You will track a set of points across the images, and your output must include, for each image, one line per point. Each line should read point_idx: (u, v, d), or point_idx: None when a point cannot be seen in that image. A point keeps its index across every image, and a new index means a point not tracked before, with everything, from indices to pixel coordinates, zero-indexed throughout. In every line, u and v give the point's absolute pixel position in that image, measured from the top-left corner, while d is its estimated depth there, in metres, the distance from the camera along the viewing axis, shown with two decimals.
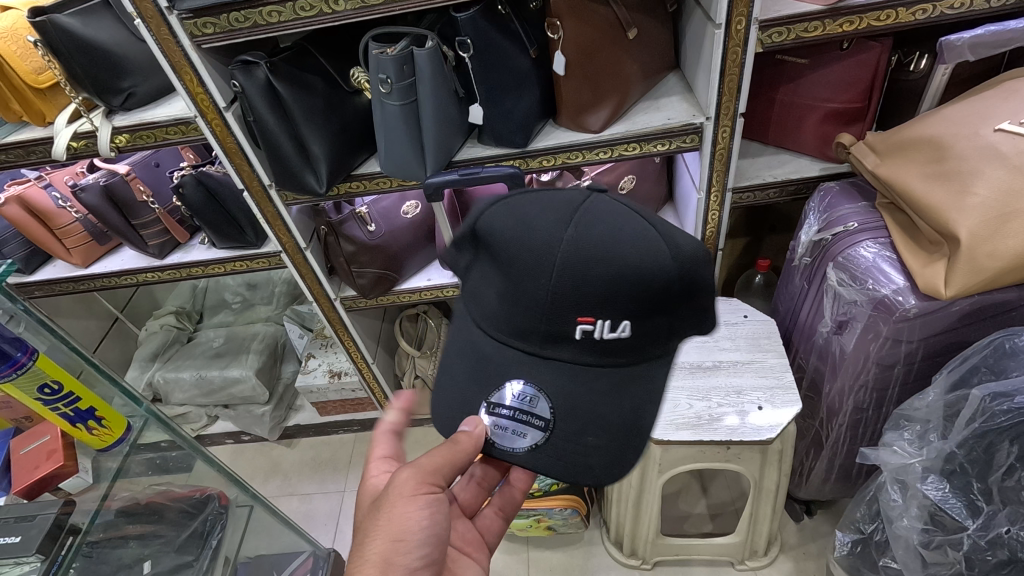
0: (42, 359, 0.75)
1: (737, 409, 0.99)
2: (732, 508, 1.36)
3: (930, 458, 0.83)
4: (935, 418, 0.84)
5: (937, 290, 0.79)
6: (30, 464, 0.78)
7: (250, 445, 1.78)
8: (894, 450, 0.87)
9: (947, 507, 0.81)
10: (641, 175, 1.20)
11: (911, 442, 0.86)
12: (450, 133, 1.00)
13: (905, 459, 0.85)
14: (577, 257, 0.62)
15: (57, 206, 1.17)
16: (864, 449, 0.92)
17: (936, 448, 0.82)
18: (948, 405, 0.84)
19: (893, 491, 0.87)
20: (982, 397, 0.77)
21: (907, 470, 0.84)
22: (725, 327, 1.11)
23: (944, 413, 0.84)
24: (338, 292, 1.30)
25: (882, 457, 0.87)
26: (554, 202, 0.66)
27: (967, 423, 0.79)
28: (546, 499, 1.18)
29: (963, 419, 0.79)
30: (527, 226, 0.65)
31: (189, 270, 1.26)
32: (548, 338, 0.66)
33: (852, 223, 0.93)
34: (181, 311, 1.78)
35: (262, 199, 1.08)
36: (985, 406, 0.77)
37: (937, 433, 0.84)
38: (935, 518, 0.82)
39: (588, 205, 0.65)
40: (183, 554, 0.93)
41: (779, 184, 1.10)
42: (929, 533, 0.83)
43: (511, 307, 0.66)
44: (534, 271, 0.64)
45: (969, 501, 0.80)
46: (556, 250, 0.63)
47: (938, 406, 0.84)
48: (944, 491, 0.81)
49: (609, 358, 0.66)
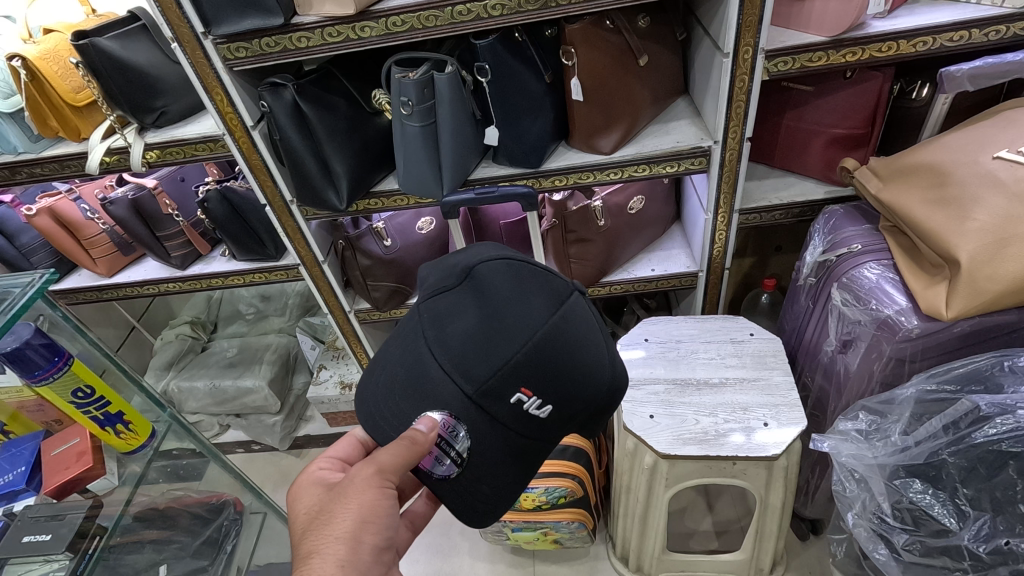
0: (76, 364, 0.78)
1: (743, 426, 1.00)
2: (737, 525, 1.38)
3: (891, 453, 0.81)
4: (902, 412, 0.83)
5: (939, 312, 0.80)
6: (58, 464, 0.79)
7: (260, 454, 1.80)
8: (848, 441, 0.86)
9: (932, 511, 0.77)
10: (651, 195, 1.24)
11: (867, 434, 0.85)
12: (467, 154, 1.04)
13: (860, 451, 0.84)
14: (487, 390, 0.66)
15: (85, 218, 1.22)
16: (811, 437, 0.89)
17: (897, 444, 0.81)
18: (920, 405, 0.81)
19: (847, 483, 0.86)
20: (977, 406, 0.74)
21: (861, 462, 0.84)
22: (732, 344, 1.14)
23: (914, 411, 0.82)
24: (352, 305, 1.33)
25: (835, 445, 0.86)
26: (490, 307, 0.69)
27: (947, 427, 0.77)
28: (555, 511, 1.18)
29: (937, 424, 0.77)
30: (516, 328, 0.68)
31: (210, 280, 1.29)
32: (485, 389, 0.66)
33: (857, 244, 0.96)
34: (196, 321, 1.82)
35: (283, 213, 1.13)
36: (978, 414, 0.74)
37: (897, 428, 0.82)
38: (916, 519, 0.79)
39: (529, 320, 0.68)
40: (198, 558, 0.97)
41: (785, 206, 1.12)
42: (910, 535, 0.79)
43: (517, 377, 0.67)
44: (507, 358, 0.67)
45: (954, 507, 0.76)
46: (482, 391, 0.66)
47: (910, 403, 0.82)
48: (926, 493, 0.78)
49: (528, 427, 0.68)
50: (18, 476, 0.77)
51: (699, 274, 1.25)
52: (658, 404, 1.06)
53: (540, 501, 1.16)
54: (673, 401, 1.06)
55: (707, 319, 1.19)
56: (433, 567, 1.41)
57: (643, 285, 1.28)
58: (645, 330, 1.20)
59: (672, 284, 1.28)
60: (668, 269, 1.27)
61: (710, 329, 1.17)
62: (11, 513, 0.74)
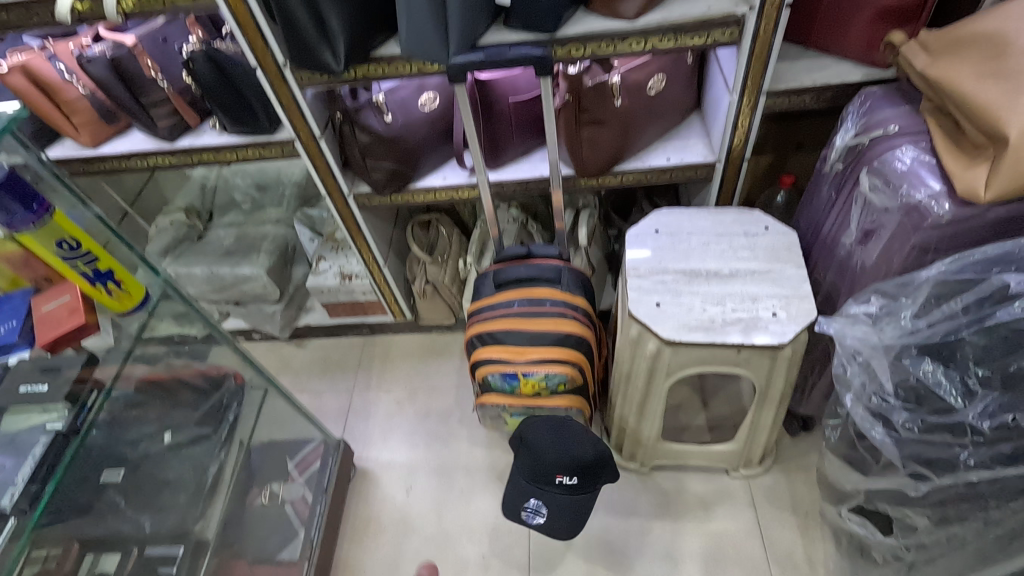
0: (57, 215, 0.79)
1: (751, 315, 0.99)
2: (730, 421, 1.41)
3: (901, 335, 0.79)
4: (918, 294, 0.79)
5: (977, 194, 0.76)
6: (51, 317, 0.80)
7: (260, 343, 1.80)
8: (854, 324, 0.85)
9: (938, 389, 0.75)
10: (673, 76, 1.14)
11: (876, 318, 0.83)
12: (477, 16, 0.93)
13: (866, 333, 0.83)
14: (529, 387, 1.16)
15: (62, 79, 1.13)
16: (818, 320, 0.89)
17: (908, 326, 0.79)
18: (941, 286, 0.77)
19: (849, 365, 0.86)
20: (1006, 284, 0.71)
21: (865, 344, 0.83)
22: (745, 237, 1.09)
23: (932, 292, 0.78)
24: (352, 188, 1.28)
25: (840, 328, 0.85)
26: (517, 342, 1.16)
27: (969, 306, 0.74)
28: (554, 397, 1.19)
29: (959, 304, 0.74)
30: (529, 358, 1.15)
31: (201, 155, 1.22)
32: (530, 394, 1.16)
33: (893, 126, 0.89)
34: (191, 209, 1.75)
35: (277, 80, 1.05)
36: (1005, 292, 0.71)
37: (910, 311, 0.80)
38: (920, 397, 0.78)
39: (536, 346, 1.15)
40: (201, 427, 1.03)
41: (818, 89, 1.04)
42: (911, 414, 0.79)
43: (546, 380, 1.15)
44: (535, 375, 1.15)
45: (963, 385, 0.73)
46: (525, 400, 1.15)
47: (929, 285, 0.78)
48: (935, 371, 0.76)
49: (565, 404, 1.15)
50: (10, 329, 0.77)
51: (716, 164, 1.19)
52: (666, 293, 1.03)
53: (540, 386, 1.17)
54: (680, 290, 1.03)
55: (721, 212, 1.14)
56: (433, 451, 1.45)
57: (657, 175, 1.22)
58: (655, 221, 1.15)
59: (687, 175, 1.22)
60: (684, 159, 1.20)
61: (723, 222, 1.13)
62: (7, 364, 0.76)
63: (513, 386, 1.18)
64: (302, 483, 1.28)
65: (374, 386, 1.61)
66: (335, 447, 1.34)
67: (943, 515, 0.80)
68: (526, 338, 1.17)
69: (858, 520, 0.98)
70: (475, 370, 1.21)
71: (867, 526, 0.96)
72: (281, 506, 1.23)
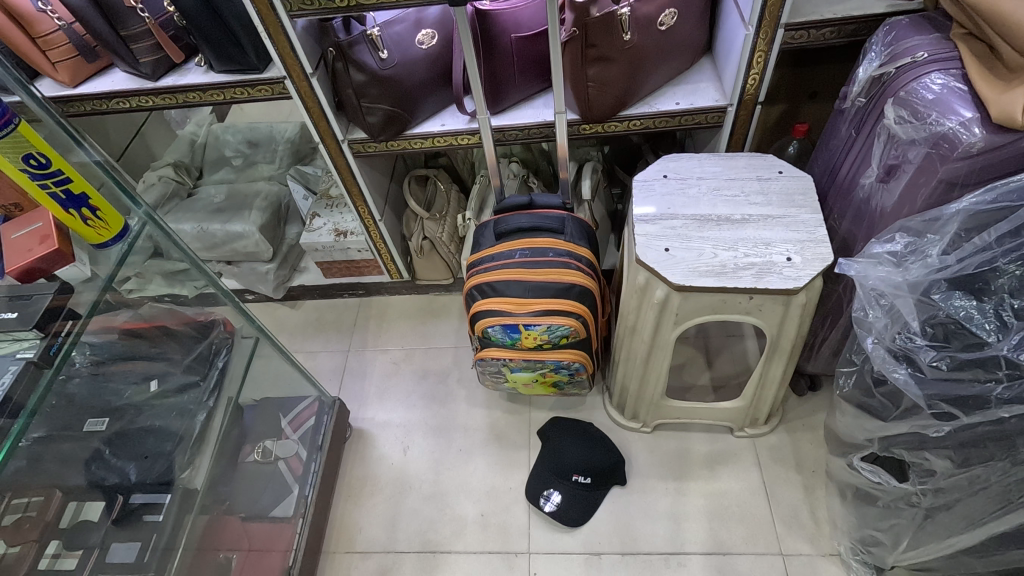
0: (21, 125, 0.74)
1: (765, 260, 0.94)
2: (735, 381, 1.37)
3: (929, 271, 0.77)
4: (946, 231, 0.78)
5: (1014, 118, 0.71)
6: (23, 245, 0.78)
7: (253, 305, 1.75)
8: (877, 265, 0.83)
9: (970, 324, 0.73)
10: (684, 11, 1.08)
11: (900, 257, 0.81)
12: None
13: (890, 274, 0.81)
14: None
15: (36, 9, 1.08)
16: (840, 262, 0.87)
17: (937, 262, 0.77)
18: (971, 220, 0.76)
19: (871, 307, 0.83)
20: None
21: (888, 285, 0.81)
22: (757, 181, 1.04)
23: (962, 226, 0.77)
24: (347, 133, 1.22)
25: (863, 269, 0.83)
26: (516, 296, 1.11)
27: (1004, 237, 0.71)
28: (556, 351, 1.15)
29: (992, 236, 0.72)
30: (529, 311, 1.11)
31: (186, 95, 1.16)
32: None
33: (921, 53, 0.83)
34: (179, 164, 1.70)
35: (265, 8, 0.99)
36: None
37: (937, 248, 0.78)
38: (949, 333, 0.75)
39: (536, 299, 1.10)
40: (189, 375, 1.00)
41: (838, 22, 0.99)
42: (939, 351, 0.75)
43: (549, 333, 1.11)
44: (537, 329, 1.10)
45: (997, 317, 0.71)
46: None
47: (958, 219, 0.76)
48: (967, 305, 0.74)
49: None
50: None
51: (729, 108, 1.13)
52: (675, 238, 0.99)
53: (542, 340, 1.13)
54: (690, 235, 0.99)
55: (733, 157, 1.09)
56: (431, 411, 1.42)
57: (665, 121, 1.16)
58: (664, 166, 1.10)
59: (696, 120, 1.16)
60: (695, 102, 1.15)
61: (735, 167, 1.07)
62: None
63: (514, 340, 1.14)
64: (296, 441, 1.22)
65: (370, 347, 1.57)
66: (329, 404, 1.29)
67: (966, 457, 0.76)
68: (528, 289, 1.12)
69: (870, 468, 0.94)
70: (474, 323, 1.17)
71: (879, 474, 0.92)
72: (274, 463, 1.17)
